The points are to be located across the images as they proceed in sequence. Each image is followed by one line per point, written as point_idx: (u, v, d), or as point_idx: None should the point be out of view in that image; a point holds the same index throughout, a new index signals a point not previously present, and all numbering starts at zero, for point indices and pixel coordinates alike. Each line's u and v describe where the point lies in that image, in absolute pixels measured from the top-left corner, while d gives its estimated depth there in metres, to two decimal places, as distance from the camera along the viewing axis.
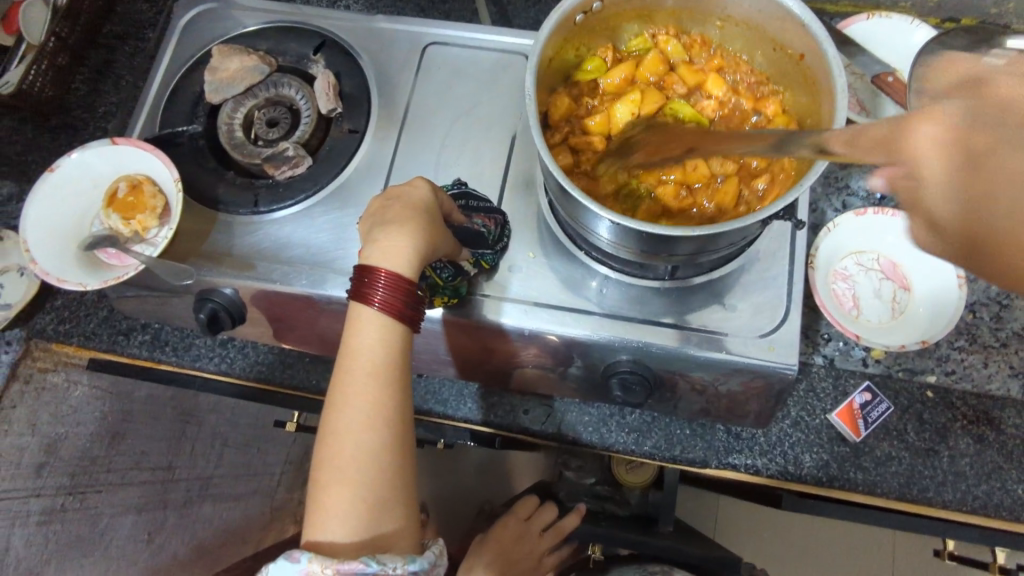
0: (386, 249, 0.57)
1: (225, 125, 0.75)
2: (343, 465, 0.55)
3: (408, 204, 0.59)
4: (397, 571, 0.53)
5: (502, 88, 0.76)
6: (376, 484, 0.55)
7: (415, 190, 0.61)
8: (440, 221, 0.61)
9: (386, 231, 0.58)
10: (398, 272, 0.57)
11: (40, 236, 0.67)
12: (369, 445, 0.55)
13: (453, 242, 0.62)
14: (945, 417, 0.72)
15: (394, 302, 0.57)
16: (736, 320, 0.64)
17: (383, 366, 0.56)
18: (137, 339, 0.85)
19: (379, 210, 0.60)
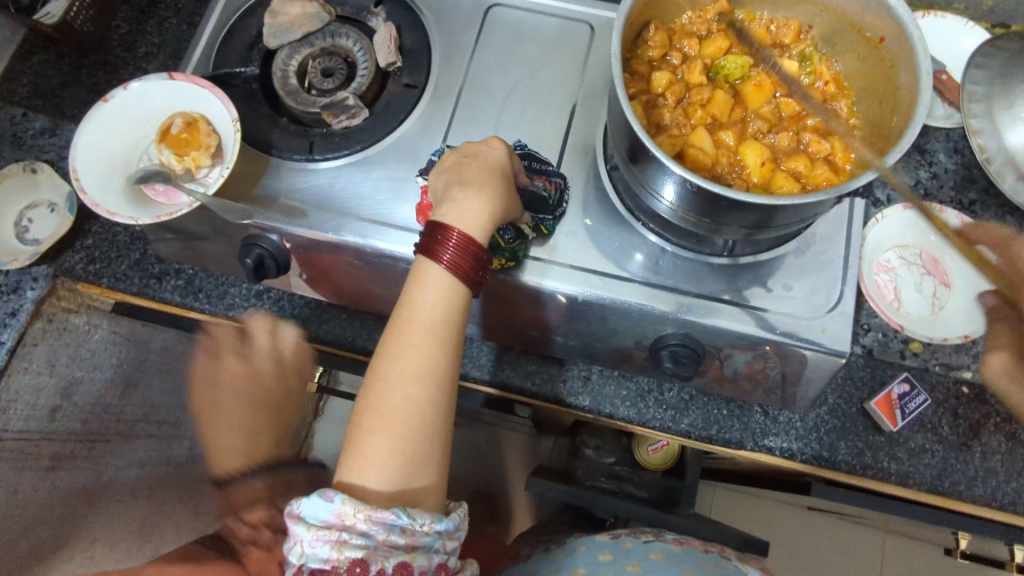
0: (461, 210, 0.60)
1: (280, 71, 0.74)
2: (387, 412, 0.57)
3: (487, 165, 0.62)
4: (424, 527, 0.55)
5: (564, 53, 0.74)
6: (415, 439, 0.57)
7: (492, 152, 0.63)
8: (512, 188, 0.63)
9: (462, 193, 0.60)
10: (470, 234, 0.59)
11: (91, 165, 0.66)
12: (416, 400, 0.57)
13: (516, 204, 0.63)
14: (978, 414, 0.73)
15: (461, 262, 0.59)
16: (792, 300, 0.64)
17: (440, 324, 0.59)
18: (170, 284, 0.82)
19: (455, 168, 0.63)
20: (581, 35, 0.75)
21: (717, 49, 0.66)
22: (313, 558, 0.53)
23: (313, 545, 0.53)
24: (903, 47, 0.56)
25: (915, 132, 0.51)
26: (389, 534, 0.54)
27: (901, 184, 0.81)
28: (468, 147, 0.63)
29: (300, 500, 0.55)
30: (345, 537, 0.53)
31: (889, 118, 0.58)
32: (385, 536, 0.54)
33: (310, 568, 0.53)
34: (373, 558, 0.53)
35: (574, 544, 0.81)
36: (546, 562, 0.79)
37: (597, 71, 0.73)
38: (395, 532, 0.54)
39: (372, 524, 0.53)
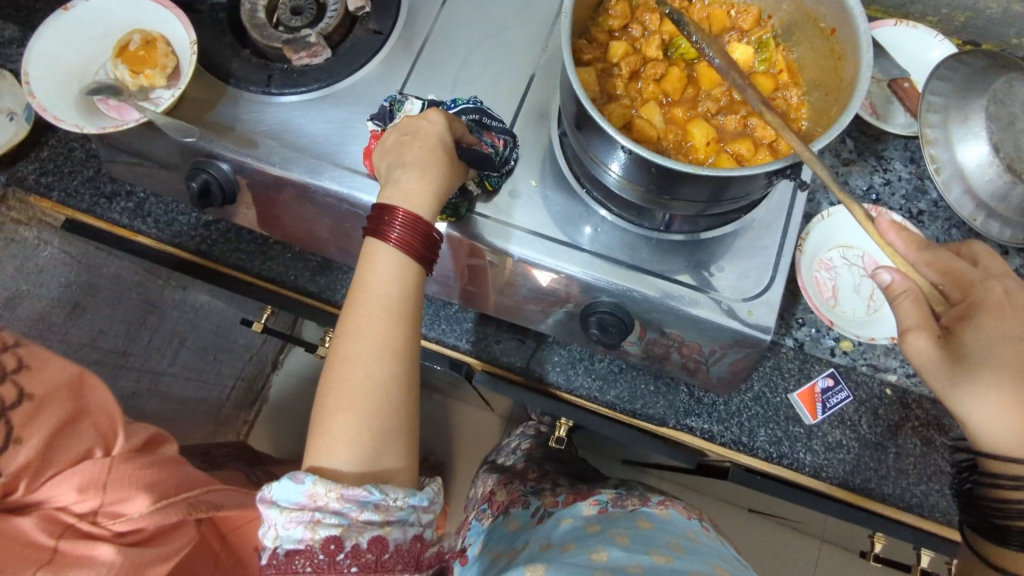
0: (406, 192, 0.62)
1: (249, 4, 0.74)
2: (352, 393, 0.60)
3: (424, 141, 0.63)
4: (398, 501, 0.61)
5: (533, 17, 0.75)
6: (380, 416, 0.61)
7: (432, 127, 0.64)
8: (457, 161, 0.64)
9: (405, 174, 0.62)
10: (416, 212, 0.62)
11: (42, 70, 0.66)
12: (378, 377, 0.61)
13: (457, 168, 0.64)
14: (899, 416, 0.74)
15: (410, 240, 0.62)
16: (720, 281, 0.65)
17: (394, 303, 0.62)
18: (119, 205, 0.82)
19: (395, 148, 0.64)
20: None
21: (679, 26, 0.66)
22: (287, 539, 0.58)
23: (287, 527, 0.58)
24: (849, 37, 0.56)
25: (846, 120, 0.51)
26: (363, 511, 0.59)
27: (853, 187, 0.83)
28: (408, 124, 0.64)
29: (272, 485, 0.59)
30: (319, 517, 0.58)
31: (831, 106, 0.58)
32: (360, 513, 0.59)
33: (285, 548, 0.58)
34: (348, 535, 0.58)
35: (560, 513, 0.85)
36: (529, 533, 0.84)
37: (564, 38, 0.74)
38: (369, 508, 0.59)
39: (344, 502, 0.58)
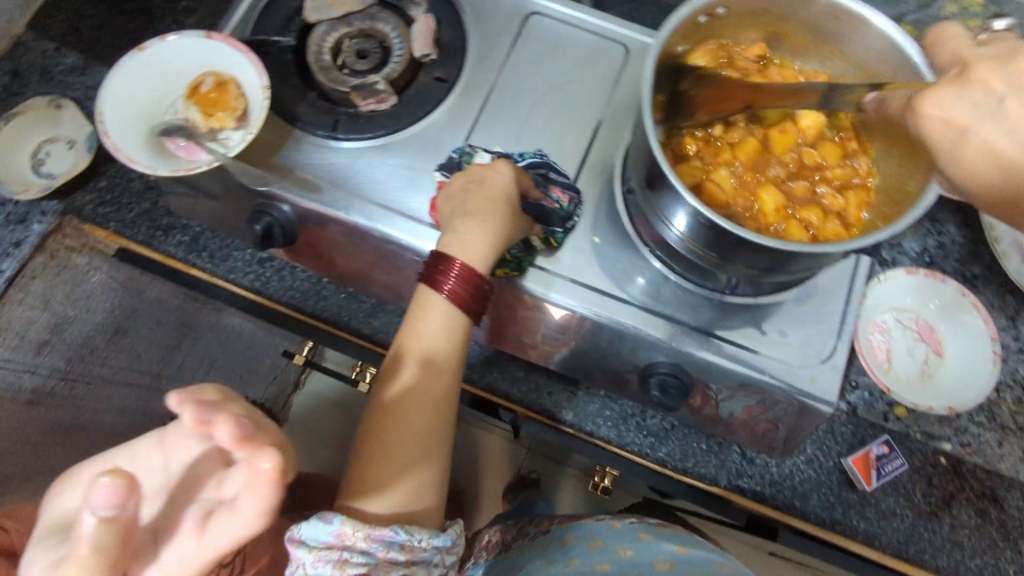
0: (464, 241, 0.61)
1: (315, 47, 0.74)
2: (389, 436, 0.61)
3: (489, 193, 0.63)
4: (421, 543, 0.58)
5: (598, 70, 0.75)
6: (414, 461, 0.61)
7: (498, 177, 0.64)
8: (519, 216, 0.64)
9: (466, 224, 0.61)
10: (472, 266, 0.61)
11: (115, 109, 0.66)
12: (416, 424, 0.61)
13: (517, 220, 0.63)
14: (953, 486, 0.74)
15: (463, 293, 0.62)
16: (785, 347, 0.65)
17: (442, 355, 0.62)
18: (175, 238, 0.86)
19: (461, 194, 0.64)
20: (617, 54, 0.75)
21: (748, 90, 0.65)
22: None
23: (314, 567, 0.55)
24: None
25: (929, 199, 0.50)
26: (388, 551, 0.56)
27: (907, 248, 0.82)
28: (475, 171, 0.64)
29: (300, 525, 0.57)
30: (347, 556, 0.55)
31: (907, 182, 0.57)
32: (385, 553, 0.56)
33: None
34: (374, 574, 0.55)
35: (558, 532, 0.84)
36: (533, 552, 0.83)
37: (627, 92, 0.74)
38: (394, 548, 0.57)
39: (371, 542, 0.56)
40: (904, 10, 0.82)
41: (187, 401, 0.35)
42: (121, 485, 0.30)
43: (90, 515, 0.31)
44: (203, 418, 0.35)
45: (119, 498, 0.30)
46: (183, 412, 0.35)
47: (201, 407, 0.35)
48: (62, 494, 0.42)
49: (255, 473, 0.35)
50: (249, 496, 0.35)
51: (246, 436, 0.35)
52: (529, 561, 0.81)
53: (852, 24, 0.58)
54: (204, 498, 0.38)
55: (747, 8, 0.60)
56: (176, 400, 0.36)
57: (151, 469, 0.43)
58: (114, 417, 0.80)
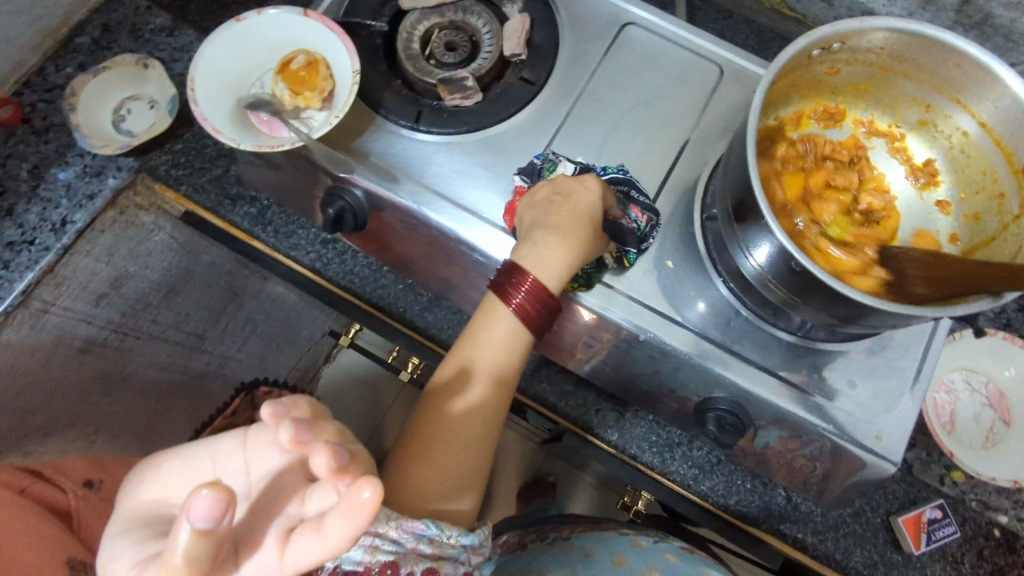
0: (543, 255, 0.61)
1: (406, 34, 0.74)
2: (437, 437, 0.61)
3: (575, 209, 0.62)
4: (449, 539, 0.57)
5: (689, 89, 0.73)
6: (457, 465, 0.60)
7: (587, 195, 0.63)
8: (599, 239, 0.63)
9: (547, 238, 0.61)
10: (543, 284, 0.60)
11: (207, 78, 0.66)
12: (465, 429, 0.61)
13: (596, 240, 0.63)
14: (1004, 560, 0.71)
15: (530, 308, 0.61)
16: (853, 399, 0.63)
17: (501, 366, 0.62)
18: (242, 209, 0.88)
19: (544, 205, 0.63)
20: (710, 75, 0.73)
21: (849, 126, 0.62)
22: (347, 559, 0.55)
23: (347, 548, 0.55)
24: None
25: None
26: (417, 543, 0.55)
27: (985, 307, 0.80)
28: (563, 183, 0.63)
29: None
30: (379, 543, 0.55)
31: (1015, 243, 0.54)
32: (415, 544, 0.55)
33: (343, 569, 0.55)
34: (403, 564, 0.54)
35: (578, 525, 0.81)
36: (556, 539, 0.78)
37: (717, 115, 0.72)
38: (424, 541, 0.56)
39: (402, 532, 0.55)
40: (1013, 60, 0.79)
41: (284, 418, 0.37)
42: (222, 499, 0.31)
43: (187, 526, 0.31)
44: (299, 438, 0.37)
45: (218, 511, 0.31)
46: (281, 429, 0.37)
47: (297, 427, 0.37)
48: (145, 485, 0.44)
49: (352, 502, 0.34)
50: (339, 521, 0.35)
51: (342, 466, 0.37)
52: (543, 566, 0.69)
53: (980, 76, 0.55)
54: (288, 513, 0.40)
55: (865, 45, 0.57)
56: (272, 414, 0.37)
57: (235, 472, 0.45)
58: (156, 372, 0.82)
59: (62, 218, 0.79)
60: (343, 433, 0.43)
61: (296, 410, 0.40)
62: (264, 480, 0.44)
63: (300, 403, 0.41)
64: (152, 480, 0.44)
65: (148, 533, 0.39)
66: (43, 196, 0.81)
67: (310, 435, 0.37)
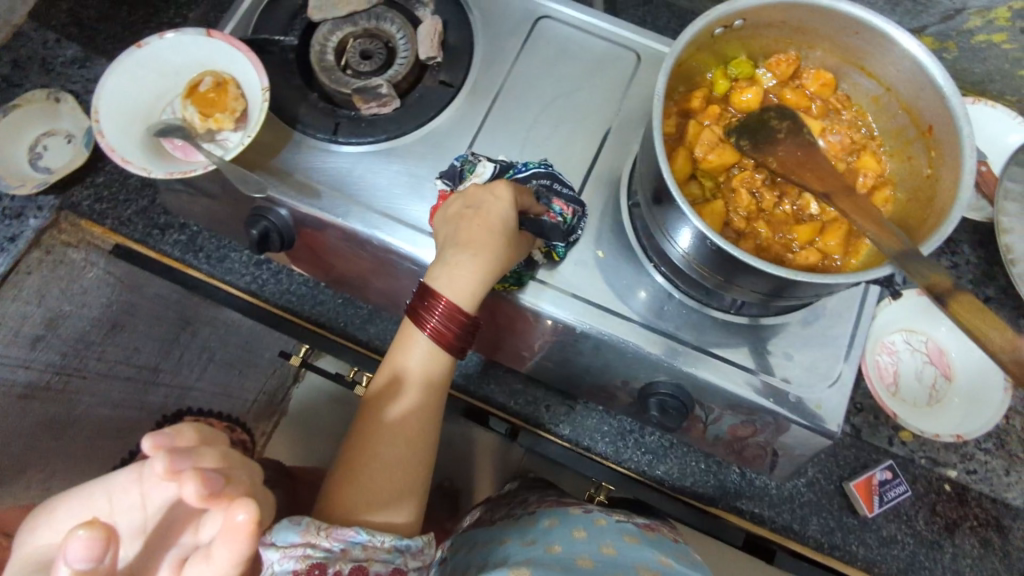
0: (453, 275, 0.59)
1: (319, 46, 0.73)
2: (367, 451, 0.59)
3: (486, 220, 0.60)
4: (382, 544, 0.54)
5: (609, 77, 0.73)
6: (390, 477, 0.58)
7: (497, 206, 0.60)
8: (515, 246, 0.61)
9: (457, 256, 0.60)
10: (456, 304, 0.60)
11: (111, 108, 0.65)
12: (396, 441, 0.60)
13: (519, 254, 0.62)
14: (957, 514, 0.74)
15: (446, 329, 0.61)
16: (791, 372, 0.63)
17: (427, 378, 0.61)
18: (171, 237, 0.88)
19: (457, 221, 0.61)
20: (629, 62, 0.73)
21: (762, 101, 0.62)
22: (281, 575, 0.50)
23: (281, 564, 0.50)
24: (951, 139, 0.53)
25: (949, 228, 0.48)
26: (349, 550, 0.53)
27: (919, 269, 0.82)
28: (473, 195, 0.61)
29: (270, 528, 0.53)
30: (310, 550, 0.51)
31: (925, 202, 0.55)
32: (347, 554, 0.52)
33: None
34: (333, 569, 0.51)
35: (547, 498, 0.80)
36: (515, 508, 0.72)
37: (638, 101, 0.72)
38: (356, 548, 0.53)
39: (334, 541, 0.52)
40: (926, 23, 0.80)
41: (160, 450, 0.37)
42: (99, 538, 0.31)
43: (64, 567, 0.31)
44: (174, 467, 0.37)
45: (97, 551, 0.31)
46: (156, 461, 0.36)
47: (173, 457, 0.37)
48: (38, 529, 0.43)
49: (230, 525, 0.35)
50: (223, 546, 0.35)
51: (217, 491, 0.36)
52: (504, 536, 0.65)
53: (878, 41, 0.56)
54: (182, 542, 0.43)
55: (767, 19, 0.57)
56: (152, 446, 0.38)
57: (128, 508, 0.44)
58: (107, 411, 0.74)
59: None
60: (231, 455, 0.42)
61: (180, 438, 0.40)
62: (161, 512, 0.44)
63: (186, 430, 0.40)
64: (47, 524, 0.43)
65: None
66: None
67: (188, 463, 0.37)
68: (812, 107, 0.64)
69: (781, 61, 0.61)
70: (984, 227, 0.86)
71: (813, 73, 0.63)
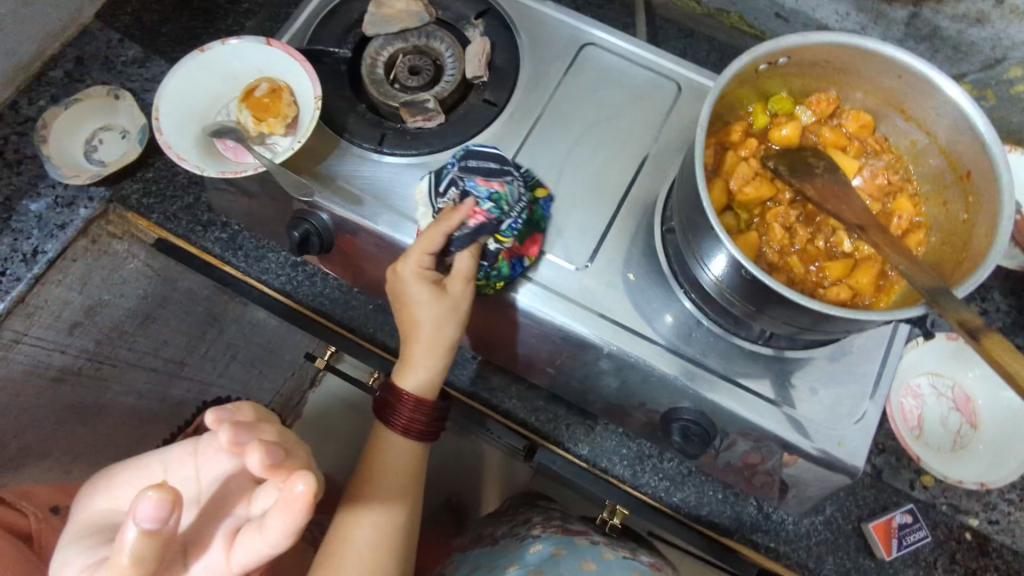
0: (411, 370, 0.67)
1: (370, 59, 0.75)
2: (356, 516, 0.65)
3: (415, 304, 0.65)
4: None
5: (649, 106, 0.75)
6: (378, 537, 0.64)
7: (417, 289, 0.64)
8: (460, 313, 0.66)
9: (408, 349, 0.67)
10: (418, 393, 0.67)
11: (171, 108, 0.68)
12: (380, 506, 0.65)
13: (461, 316, 0.66)
14: (976, 563, 0.73)
15: (412, 415, 0.67)
16: (816, 406, 0.63)
17: (402, 453, 0.67)
18: (213, 235, 0.90)
19: (401, 313, 0.67)
20: (669, 92, 0.75)
21: (801, 138, 0.64)
22: None
23: None
24: (989, 185, 0.54)
25: (983, 273, 0.48)
26: None
27: None
28: (398, 290, 0.66)
29: None
30: None
31: (960, 246, 0.56)
32: None
33: None
34: None
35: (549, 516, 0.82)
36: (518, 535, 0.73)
37: (676, 130, 0.73)
38: None
39: None
40: (967, 69, 0.80)
41: (225, 423, 0.45)
42: (165, 500, 0.35)
43: (134, 527, 0.35)
44: (238, 440, 0.44)
45: (163, 511, 0.35)
46: (222, 433, 0.44)
47: (236, 430, 0.44)
48: (99, 498, 0.50)
49: (289, 495, 0.39)
50: (278, 516, 0.40)
51: (276, 463, 0.43)
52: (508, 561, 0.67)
53: (922, 86, 0.57)
54: (236, 514, 0.46)
55: (811, 58, 0.59)
56: (215, 419, 0.46)
57: (186, 478, 0.50)
58: (133, 401, 0.80)
59: (33, 248, 0.80)
60: (286, 435, 0.49)
61: (240, 414, 0.48)
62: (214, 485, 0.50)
63: (244, 408, 0.49)
64: (108, 492, 0.50)
65: (98, 540, 0.44)
66: (14, 228, 0.82)
67: (249, 437, 0.45)
68: (849, 146, 0.64)
69: (821, 100, 0.62)
70: (1015, 275, 0.86)
71: (853, 113, 0.63)
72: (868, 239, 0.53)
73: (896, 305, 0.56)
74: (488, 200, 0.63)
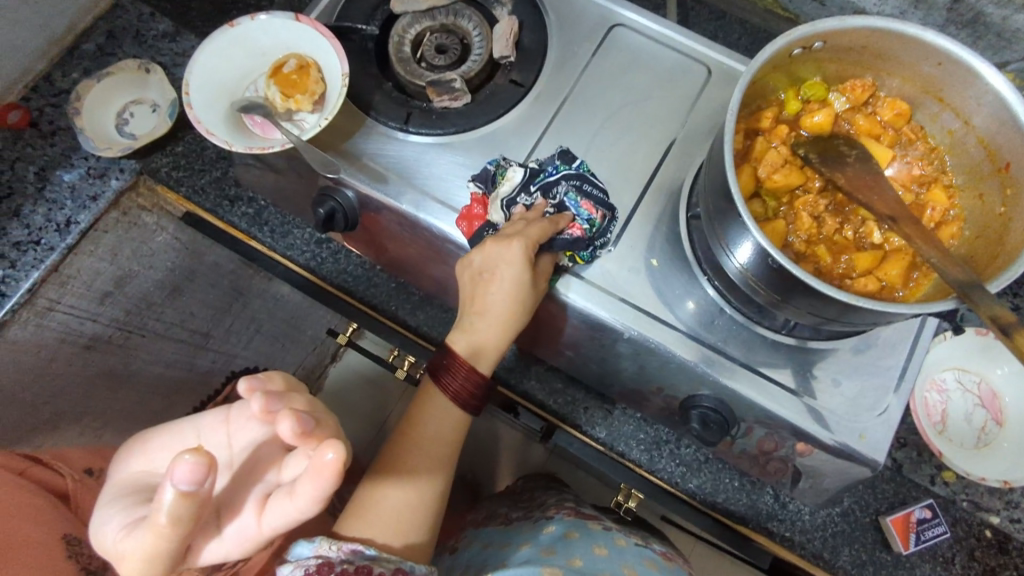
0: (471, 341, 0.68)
1: (397, 37, 0.75)
2: (393, 476, 0.67)
3: (495, 278, 0.64)
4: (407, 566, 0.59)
5: (677, 89, 0.73)
6: (411, 503, 0.66)
7: (506, 268, 0.63)
8: (531, 300, 0.66)
9: (471, 320, 0.68)
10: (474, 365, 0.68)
11: (201, 83, 0.68)
12: (415, 472, 0.67)
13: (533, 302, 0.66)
14: (995, 561, 0.73)
15: (462, 387, 0.68)
16: (838, 397, 0.63)
17: (447, 422, 0.68)
18: (240, 210, 0.91)
19: (472, 280, 0.67)
20: (699, 75, 0.74)
21: (835, 126, 0.62)
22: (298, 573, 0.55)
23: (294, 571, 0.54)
24: None
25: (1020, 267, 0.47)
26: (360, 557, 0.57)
27: None
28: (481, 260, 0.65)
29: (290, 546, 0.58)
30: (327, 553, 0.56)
31: (995, 240, 0.54)
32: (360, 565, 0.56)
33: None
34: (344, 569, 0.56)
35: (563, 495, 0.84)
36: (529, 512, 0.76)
37: (705, 114, 0.72)
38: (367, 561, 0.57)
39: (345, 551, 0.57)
40: (1010, 58, 0.78)
41: (258, 392, 0.45)
42: (201, 464, 0.36)
43: (172, 488, 0.36)
44: (269, 408, 0.45)
45: (199, 474, 0.36)
46: (254, 401, 0.45)
47: (268, 399, 0.45)
48: (133, 458, 0.51)
49: (319, 464, 0.41)
50: (308, 483, 0.41)
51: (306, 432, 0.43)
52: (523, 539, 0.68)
53: (963, 74, 0.55)
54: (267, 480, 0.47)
55: (848, 42, 0.57)
56: (247, 388, 0.46)
57: (217, 444, 0.51)
58: (162, 369, 0.83)
59: (67, 218, 0.81)
60: (315, 405, 0.50)
61: (271, 383, 0.49)
62: (246, 451, 0.51)
63: (275, 377, 0.50)
64: (141, 452, 0.51)
65: (134, 500, 0.45)
66: (48, 197, 0.83)
67: (281, 406, 0.46)
68: (883, 135, 0.63)
69: (856, 86, 0.61)
70: None
71: (888, 101, 0.62)
72: (899, 229, 0.52)
73: (925, 298, 0.55)
74: (582, 221, 0.65)
